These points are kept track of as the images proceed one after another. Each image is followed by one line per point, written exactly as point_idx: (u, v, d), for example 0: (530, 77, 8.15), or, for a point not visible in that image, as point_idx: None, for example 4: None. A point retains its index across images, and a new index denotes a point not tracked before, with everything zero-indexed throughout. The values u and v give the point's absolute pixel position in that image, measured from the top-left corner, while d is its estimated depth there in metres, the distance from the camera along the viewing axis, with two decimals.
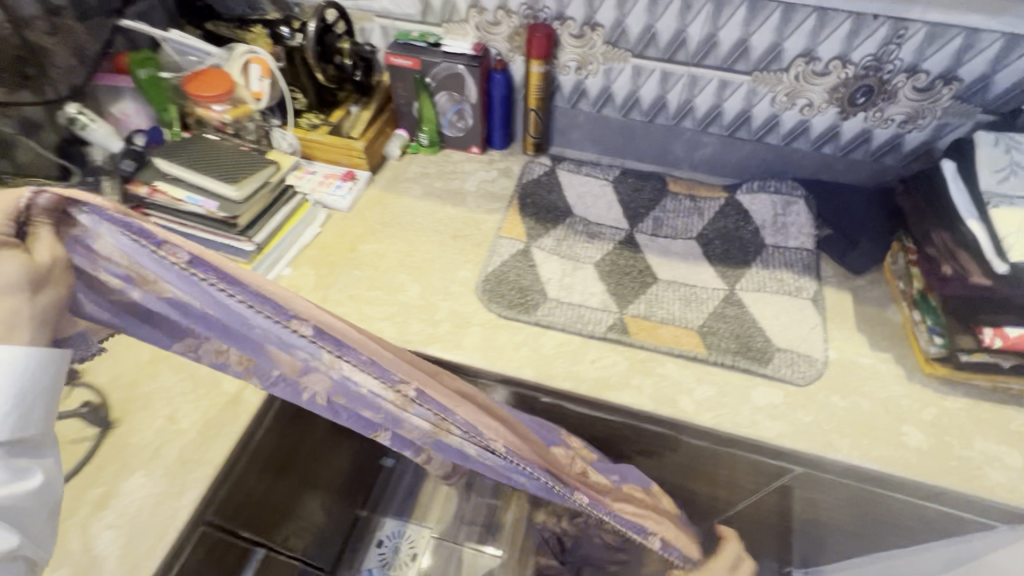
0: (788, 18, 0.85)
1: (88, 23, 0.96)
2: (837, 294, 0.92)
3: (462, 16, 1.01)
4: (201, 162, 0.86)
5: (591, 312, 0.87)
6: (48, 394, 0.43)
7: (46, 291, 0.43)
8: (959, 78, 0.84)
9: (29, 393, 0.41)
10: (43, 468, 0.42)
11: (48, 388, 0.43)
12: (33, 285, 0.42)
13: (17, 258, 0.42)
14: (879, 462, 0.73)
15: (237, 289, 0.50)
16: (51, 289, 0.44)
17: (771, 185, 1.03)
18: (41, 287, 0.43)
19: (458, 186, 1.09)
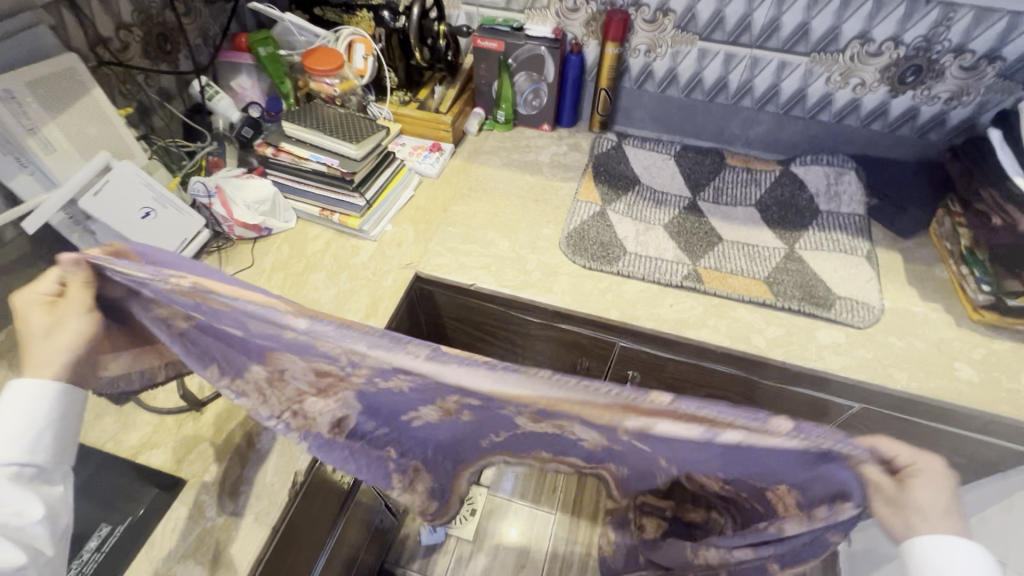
0: (847, 3, 0.95)
1: (213, 7, 1.08)
2: (888, 254, 1.01)
3: (544, 3, 1.12)
4: (322, 125, 0.96)
5: (666, 264, 0.97)
6: (65, 429, 0.51)
7: (74, 324, 0.50)
8: (1002, 57, 0.94)
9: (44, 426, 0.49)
10: (49, 497, 0.49)
11: (66, 426, 0.51)
12: (61, 316, 0.50)
13: (43, 303, 0.49)
14: (935, 391, 0.82)
15: (230, 301, 0.46)
16: (77, 325, 0.51)
17: (824, 159, 1.12)
18: (68, 320, 0.50)
19: (533, 158, 1.19)
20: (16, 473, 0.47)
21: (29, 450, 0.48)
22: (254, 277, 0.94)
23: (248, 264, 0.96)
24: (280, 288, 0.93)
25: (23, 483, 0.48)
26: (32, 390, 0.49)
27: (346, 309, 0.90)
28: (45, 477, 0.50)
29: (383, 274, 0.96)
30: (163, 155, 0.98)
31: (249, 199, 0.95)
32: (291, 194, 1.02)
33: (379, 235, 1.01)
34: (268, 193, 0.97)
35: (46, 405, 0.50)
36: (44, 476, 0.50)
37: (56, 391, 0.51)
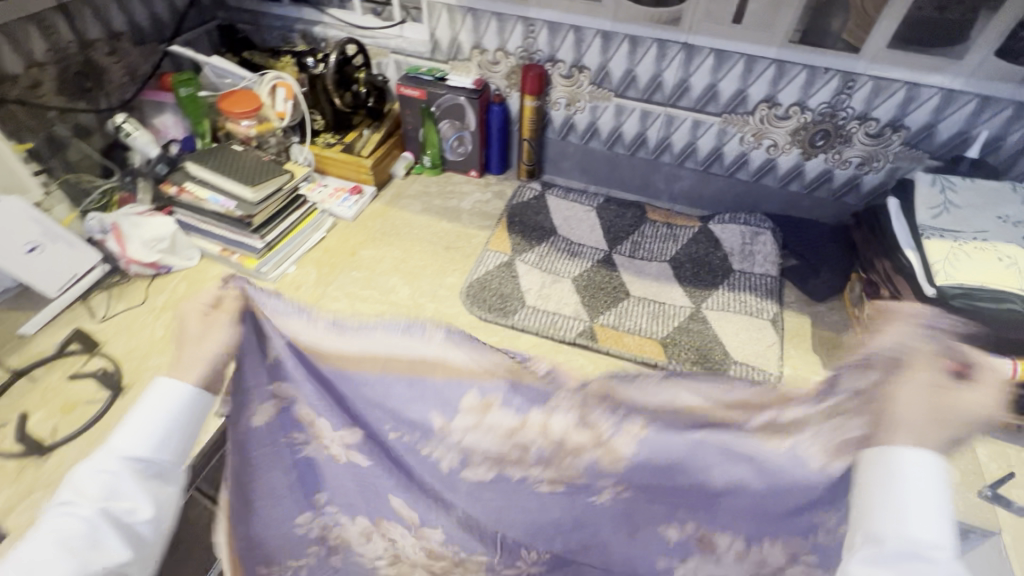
0: (750, 68, 0.95)
1: (142, 48, 1.12)
2: (797, 318, 0.98)
3: (466, 55, 1.14)
4: (224, 167, 0.98)
5: (564, 320, 0.95)
6: (194, 429, 0.54)
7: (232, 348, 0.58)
8: (906, 126, 0.93)
9: (179, 426, 0.52)
10: (160, 493, 0.50)
11: (189, 428, 0.53)
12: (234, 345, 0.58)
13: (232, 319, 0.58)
14: None
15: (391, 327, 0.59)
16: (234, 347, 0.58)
17: (741, 218, 1.11)
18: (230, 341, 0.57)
19: (455, 205, 1.19)
20: (140, 468, 0.49)
21: (158, 446, 0.51)
22: (143, 315, 0.93)
23: (140, 301, 0.95)
24: (165, 327, 0.91)
25: (149, 480, 0.50)
26: (160, 393, 0.52)
27: None
28: (163, 476, 0.51)
29: None
30: (69, 190, 0.99)
31: (145, 237, 0.95)
32: (196, 233, 1.02)
33: (279, 277, 1.00)
34: (167, 231, 0.97)
35: (173, 406, 0.52)
36: (166, 468, 0.51)
37: (191, 394, 0.53)
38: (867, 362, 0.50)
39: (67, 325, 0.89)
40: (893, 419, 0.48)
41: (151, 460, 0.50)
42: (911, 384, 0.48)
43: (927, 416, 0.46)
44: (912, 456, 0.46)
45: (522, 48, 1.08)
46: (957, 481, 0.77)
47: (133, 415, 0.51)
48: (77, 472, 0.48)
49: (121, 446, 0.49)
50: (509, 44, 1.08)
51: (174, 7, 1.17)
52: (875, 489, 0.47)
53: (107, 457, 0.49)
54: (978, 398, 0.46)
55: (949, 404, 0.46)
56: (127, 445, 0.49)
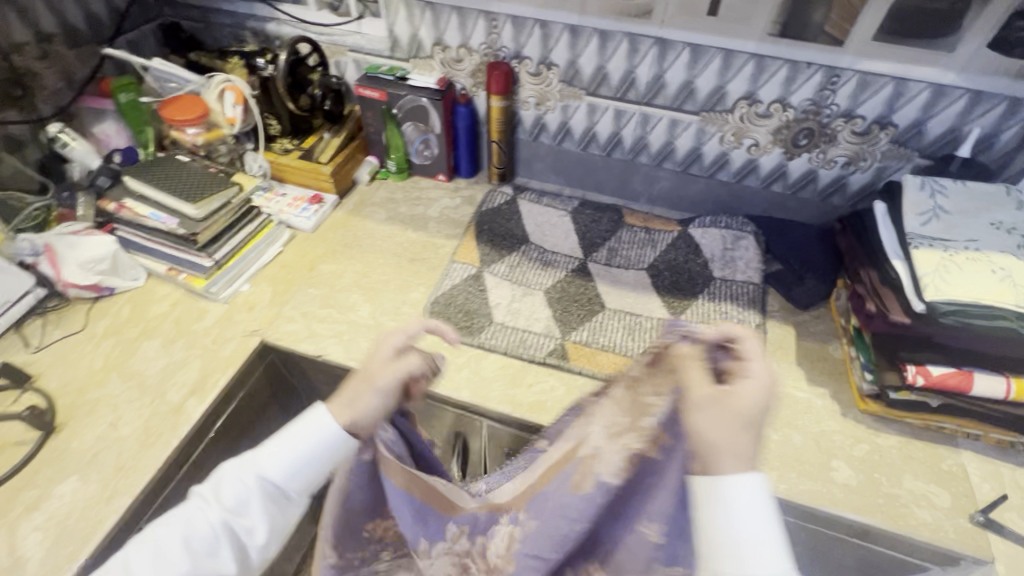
0: (728, 63, 0.89)
1: (77, 50, 1.04)
2: (780, 329, 0.93)
3: (428, 53, 1.07)
4: (165, 182, 0.91)
5: (534, 338, 0.89)
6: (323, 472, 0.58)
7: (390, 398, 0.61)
8: (893, 124, 0.88)
9: (313, 461, 0.56)
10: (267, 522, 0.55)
11: (323, 466, 0.57)
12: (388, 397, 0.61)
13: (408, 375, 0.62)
14: (807, 496, 0.73)
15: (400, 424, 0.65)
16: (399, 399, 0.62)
17: (723, 221, 1.05)
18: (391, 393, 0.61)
19: (422, 212, 1.13)
20: (272, 490, 0.55)
21: (288, 474, 0.56)
22: (81, 343, 0.86)
23: (79, 327, 0.88)
24: (105, 356, 0.85)
25: (275, 504, 0.56)
26: (319, 431, 0.57)
27: (172, 383, 0.82)
28: (288, 501, 0.57)
29: (224, 342, 0.88)
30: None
31: (81, 258, 0.88)
32: (140, 251, 0.95)
33: (231, 297, 0.94)
34: (106, 251, 0.90)
35: (314, 441, 0.56)
36: (292, 497, 0.57)
37: (335, 435, 0.57)
38: (652, 373, 0.61)
39: None
40: (700, 440, 0.49)
41: (281, 486, 0.55)
42: (702, 404, 0.50)
43: (730, 426, 0.48)
44: (742, 477, 0.46)
45: (486, 44, 1.01)
46: (947, 505, 0.72)
47: (288, 435, 0.56)
48: (223, 475, 0.55)
49: (263, 465, 0.55)
50: (472, 40, 1.01)
51: (113, 5, 1.09)
52: (714, 517, 0.46)
53: (247, 471, 0.55)
54: (748, 390, 0.49)
55: (734, 408, 0.49)
56: (268, 468, 0.55)
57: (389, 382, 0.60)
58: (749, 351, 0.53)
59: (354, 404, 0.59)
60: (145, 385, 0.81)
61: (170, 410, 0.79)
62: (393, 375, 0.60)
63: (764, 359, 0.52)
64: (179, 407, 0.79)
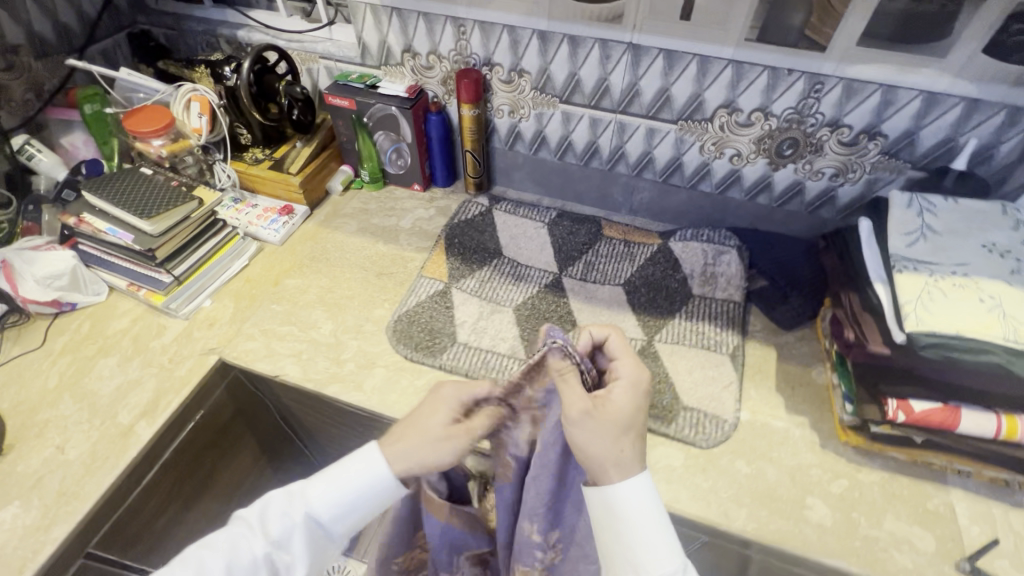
0: (704, 70, 0.84)
1: (46, 60, 1.03)
2: (761, 351, 0.88)
3: (398, 59, 1.03)
4: (123, 196, 0.89)
5: (497, 359, 0.85)
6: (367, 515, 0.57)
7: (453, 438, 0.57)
8: (883, 133, 0.82)
9: (360, 507, 0.55)
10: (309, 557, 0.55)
11: (368, 508, 0.56)
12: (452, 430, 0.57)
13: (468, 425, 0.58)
14: (777, 537, 0.68)
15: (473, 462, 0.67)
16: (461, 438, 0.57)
17: (704, 234, 1.00)
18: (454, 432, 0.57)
19: (394, 223, 1.09)
20: (317, 528, 0.55)
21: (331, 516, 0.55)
22: (37, 362, 0.84)
23: (37, 344, 0.87)
24: (60, 375, 0.83)
25: (316, 540, 0.56)
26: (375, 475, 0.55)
27: (123, 404, 0.80)
28: (329, 539, 0.56)
29: (179, 361, 0.85)
30: None
31: (38, 274, 0.87)
32: (100, 265, 0.94)
33: (191, 313, 0.92)
34: (64, 267, 0.88)
35: (365, 485, 0.55)
36: (334, 535, 0.56)
37: (387, 481, 0.55)
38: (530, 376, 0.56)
39: None
40: (584, 455, 0.52)
41: (326, 524, 0.55)
42: (578, 420, 0.52)
43: (607, 435, 0.52)
44: (628, 485, 0.51)
45: (455, 51, 0.97)
46: (931, 550, 0.67)
47: (340, 472, 0.55)
48: (270, 504, 0.55)
49: (313, 503, 0.54)
50: (441, 46, 0.98)
51: (84, 14, 1.08)
52: (607, 525, 0.52)
53: (294, 505, 0.54)
54: (620, 397, 0.53)
55: (610, 415, 0.52)
56: (315, 507, 0.54)
57: (471, 440, 0.57)
58: (615, 350, 0.58)
59: (413, 458, 0.56)
60: (97, 406, 0.80)
61: (119, 433, 0.77)
62: (483, 429, 0.58)
63: (628, 358, 0.57)
64: (128, 429, 0.77)
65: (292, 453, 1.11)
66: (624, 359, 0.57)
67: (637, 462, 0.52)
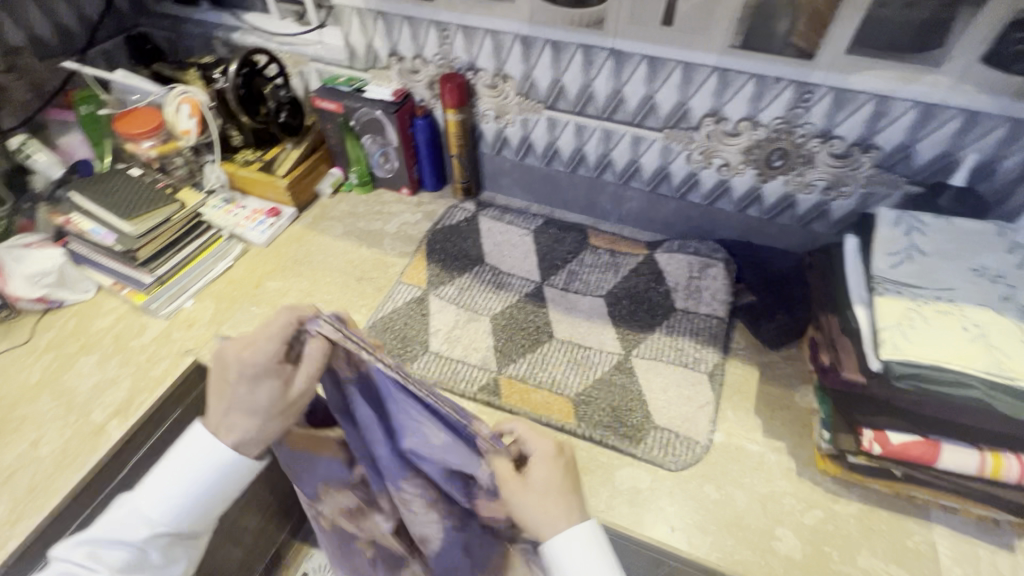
0: (688, 77, 0.81)
1: (48, 62, 1.06)
2: (742, 370, 0.85)
3: (385, 63, 1.03)
4: (107, 197, 0.91)
5: (467, 370, 0.84)
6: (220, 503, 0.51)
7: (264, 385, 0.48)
8: (877, 146, 0.77)
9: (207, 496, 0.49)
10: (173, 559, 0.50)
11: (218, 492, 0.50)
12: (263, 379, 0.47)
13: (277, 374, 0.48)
14: (741, 568, 0.65)
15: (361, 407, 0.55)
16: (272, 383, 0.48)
17: (691, 246, 0.98)
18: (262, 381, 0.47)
19: (379, 228, 1.09)
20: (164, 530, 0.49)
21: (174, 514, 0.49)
22: (22, 356, 0.87)
23: (24, 340, 0.89)
24: (42, 371, 0.85)
25: (171, 544, 0.50)
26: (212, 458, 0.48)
27: (98, 403, 0.82)
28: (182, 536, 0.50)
29: (156, 361, 0.87)
30: None
31: (27, 272, 0.89)
32: (88, 265, 0.96)
33: (172, 313, 0.93)
34: (52, 265, 0.91)
35: (206, 474, 0.49)
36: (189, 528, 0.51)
37: (226, 463, 0.49)
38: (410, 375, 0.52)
39: None
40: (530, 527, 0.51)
41: (169, 526, 0.49)
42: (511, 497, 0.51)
43: (536, 505, 0.50)
44: (571, 538, 0.48)
45: (440, 55, 0.96)
46: None
47: (168, 470, 0.48)
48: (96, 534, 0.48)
49: (144, 508, 0.48)
50: (426, 50, 0.97)
51: (86, 17, 1.10)
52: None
53: (132, 518, 0.48)
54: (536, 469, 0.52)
55: (528, 488, 0.51)
56: (149, 509, 0.48)
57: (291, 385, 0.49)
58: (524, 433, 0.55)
59: (231, 426, 0.48)
60: (73, 403, 0.81)
61: (92, 430, 0.78)
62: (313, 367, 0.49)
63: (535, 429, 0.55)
64: (100, 428, 0.79)
65: None
66: (543, 439, 0.55)
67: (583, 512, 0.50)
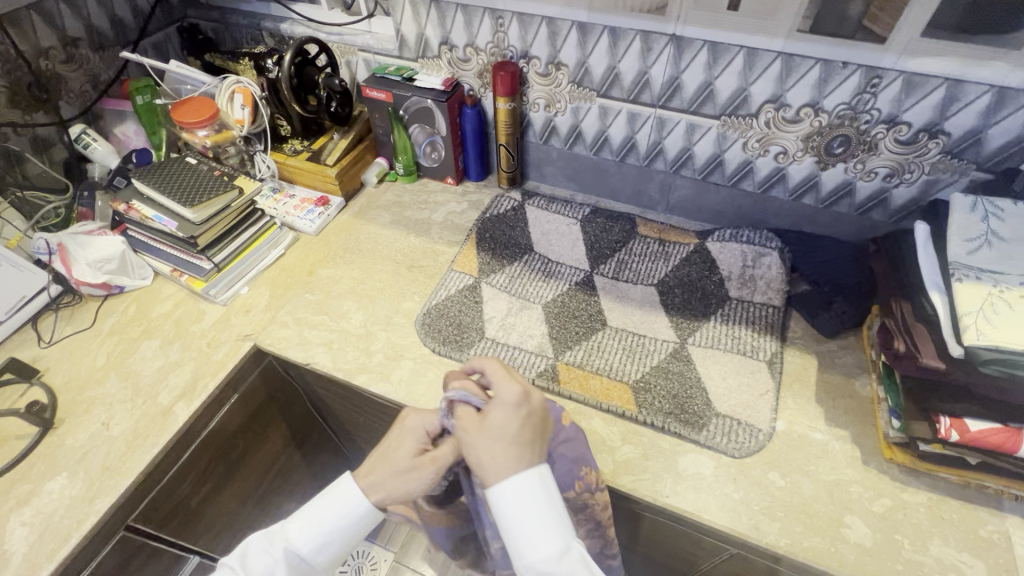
0: (751, 62, 0.80)
1: (103, 53, 1.08)
2: (800, 358, 0.84)
3: (435, 52, 1.03)
4: (168, 184, 0.93)
5: (525, 356, 0.85)
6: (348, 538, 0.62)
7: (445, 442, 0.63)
8: (945, 132, 0.76)
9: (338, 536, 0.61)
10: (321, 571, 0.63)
11: (348, 537, 0.61)
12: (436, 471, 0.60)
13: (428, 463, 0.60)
14: (810, 554, 0.65)
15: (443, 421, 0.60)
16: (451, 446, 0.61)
17: (744, 235, 0.97)
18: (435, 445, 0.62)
19: (426, 216, 1.09)
20: (297, 560, 0.60)
21: (310, 545, 0.60)
22: (87, 340, 0.89)
23: (87, 324, 0.91)
24: (108, 354, 0.87)
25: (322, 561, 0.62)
26: (348, 504, 0.60)
27: (164, 386, 0.83)
28: (312, 568, 0.62)
29: (217, 346, 0.88)
30: (19, 207, 0.96)
31: (91, 258, 0.91)
32: (147, 251, 0.98)
33: (229, 299, 0.95)
34: (114, 251, 0.93)
35: (347, 518, 0.60)
36: (314, 567, 0.61)
37: (359, 511, 0.60)
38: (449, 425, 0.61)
39: (12, 351, 0.86)
40: (479, 470, 0.56)
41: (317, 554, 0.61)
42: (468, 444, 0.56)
43: (492, 449, 0.55)
44: (523, 483, 0.54)
45: (493, 43, 0.96)
46: None
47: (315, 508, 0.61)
48: (250, 547, 0.60)
49: (291, 538, 0.60)
50: (478, 39, 0.97)
51: (138, 8, 1.12)
52: (500, 525, 0.54)
53: (274, 545, 0.60)
54: (496, 414, 0.56)
55: (483, 429, 0.56)
56: (293, 542, 0.59)
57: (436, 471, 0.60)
58: (493, 376, 0.61)
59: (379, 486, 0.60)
60: (139, 385, 0.83)
61: (159, 412, 0.80)
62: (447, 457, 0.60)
63: (504, 371, 0.61)
64: (167, 410, 0.80)
65: (322, 439, 1.13)
66: (518, 385, 0.59)
67: (524, 461, 0.55)
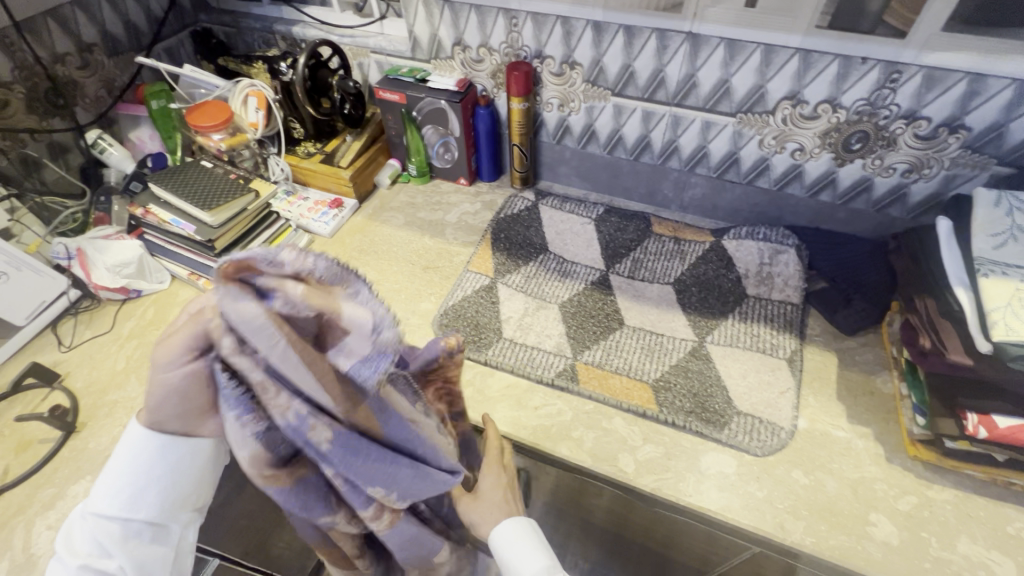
0: (768, 59, 0.80)
1: (118, 58, 1.09)
2: (820, 356, 0.83)
3: (448, 53, 1.04)
4: (185, 188, 0.94)
5: (544, 356, 0.84)
6: (174, 480, 0.47)
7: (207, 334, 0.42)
8: (966, 127, 0.76)
9: (146, 482, 0.46)
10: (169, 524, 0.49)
11: (172, 478, 0.47)
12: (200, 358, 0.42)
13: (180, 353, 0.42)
14: (837, 552, 0.64)
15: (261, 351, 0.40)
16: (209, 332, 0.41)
17: (761, 233, 0.97)
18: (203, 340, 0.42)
19: (440, 218, 1.09)
20: (116, 527, 0.46)
21: (115, 503, 0.46)
22: (107, 344, 0.89)
23: (107, 328, 0.92)
24: (128, 358, 0.87)
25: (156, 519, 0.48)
26: (137, 435, 0.46)
27: None
28: (142, 530, 0.48)
29: None
30: (38, 213, 0.96)
31: (109, 262, 0.92)
32: (165, 255, 0.99)
33: None
34: (132, 255, 0.93)
35: (148, 455, 0.45)
36: (154, 524, 0.48)
37: (160, 442, 0.46)
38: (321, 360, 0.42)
39: (34, 356, 0.87)
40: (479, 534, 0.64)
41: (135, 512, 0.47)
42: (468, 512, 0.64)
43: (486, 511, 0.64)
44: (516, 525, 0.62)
45: (507, 43, 0.97)
46: None
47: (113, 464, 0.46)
48: (74, 525, 0.48)
49: (96, 502, 0.47)
50: (492, 39, 0.97)
51: (151, 13, 1.12)
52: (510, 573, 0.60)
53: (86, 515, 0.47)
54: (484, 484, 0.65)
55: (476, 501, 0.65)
56: (95, 503, 0.46)
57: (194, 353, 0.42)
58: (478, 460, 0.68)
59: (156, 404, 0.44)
60: None
61: None
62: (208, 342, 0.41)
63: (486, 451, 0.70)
64: None
65: None
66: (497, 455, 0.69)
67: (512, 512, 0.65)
